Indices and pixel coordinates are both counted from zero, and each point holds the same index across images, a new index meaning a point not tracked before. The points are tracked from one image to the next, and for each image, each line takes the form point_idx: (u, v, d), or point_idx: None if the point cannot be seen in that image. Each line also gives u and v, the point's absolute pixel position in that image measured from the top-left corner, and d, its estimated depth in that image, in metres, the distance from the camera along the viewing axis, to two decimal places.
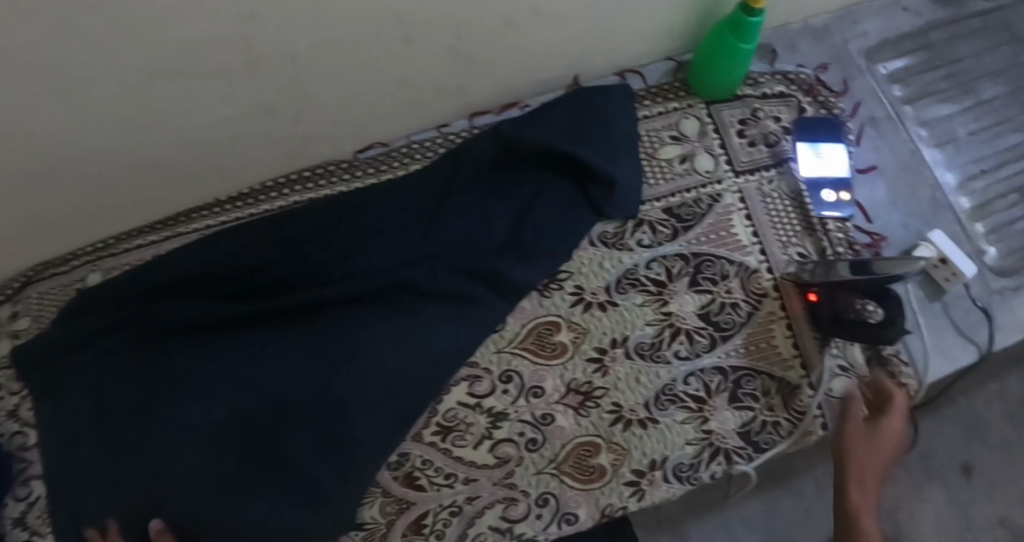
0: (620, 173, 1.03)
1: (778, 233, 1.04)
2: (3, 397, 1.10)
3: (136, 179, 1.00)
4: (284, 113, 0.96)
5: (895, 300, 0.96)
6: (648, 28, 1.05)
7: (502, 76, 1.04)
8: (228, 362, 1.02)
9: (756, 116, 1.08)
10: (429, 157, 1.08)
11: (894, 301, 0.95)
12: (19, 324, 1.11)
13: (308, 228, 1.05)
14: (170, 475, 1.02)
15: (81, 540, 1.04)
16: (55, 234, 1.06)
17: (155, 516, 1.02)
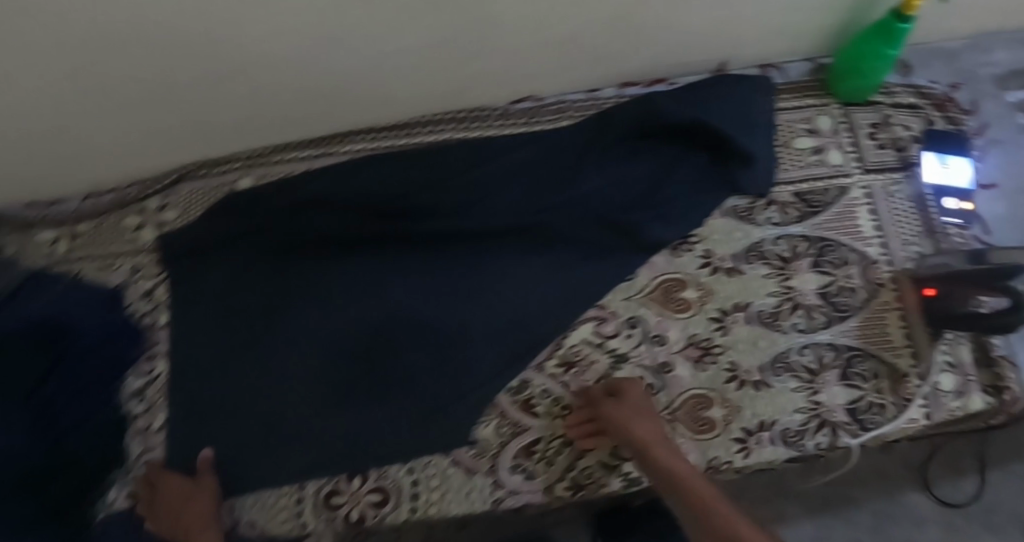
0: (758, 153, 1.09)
1: (900, 230, 1.09)
2: (139, 280, 1.16)
3: (306, 93, 1.08)
4: (455, 54, 1.04)
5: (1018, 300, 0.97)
6: (799, 27, 1.11)
7: (657, 50, 1.11)
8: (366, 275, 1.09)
9: (887, 122, 1.14)
10: (578, 115, 1.14)
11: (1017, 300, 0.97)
12: (166, 215, 1.18)
13: (455, 163, 1.10)
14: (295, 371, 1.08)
15: (194, 420, 1.09)
16: (219, 134, 1.15)
17: (270, 406, 1.07)
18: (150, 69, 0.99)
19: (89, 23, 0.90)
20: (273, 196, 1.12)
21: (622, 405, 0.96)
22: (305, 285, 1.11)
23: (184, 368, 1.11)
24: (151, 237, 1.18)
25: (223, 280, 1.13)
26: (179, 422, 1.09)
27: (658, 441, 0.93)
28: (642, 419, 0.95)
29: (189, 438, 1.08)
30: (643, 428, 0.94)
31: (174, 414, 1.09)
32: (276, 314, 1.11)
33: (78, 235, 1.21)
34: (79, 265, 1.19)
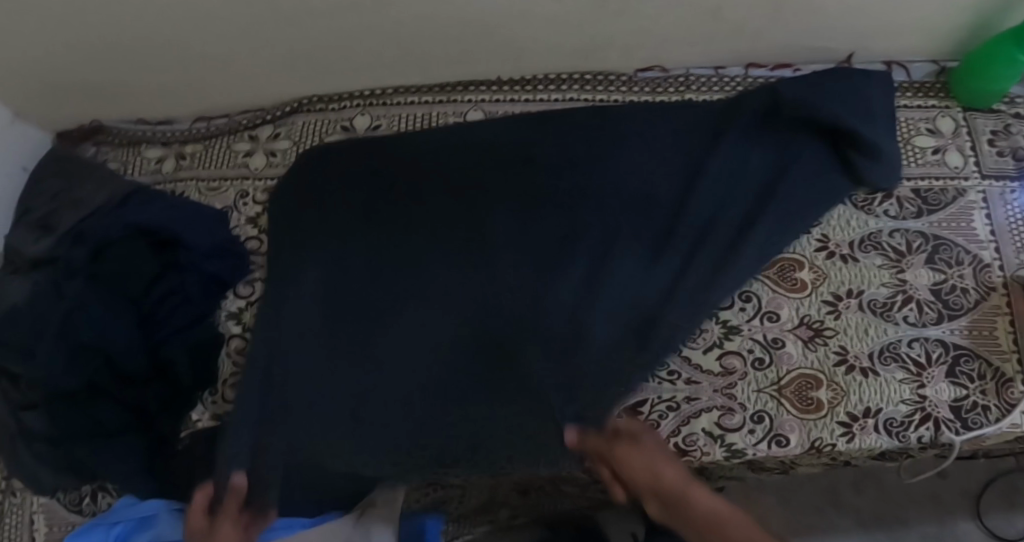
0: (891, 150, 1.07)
1: (1015, 238, 1.09)
2: (245, 205, 1.16)
3: (444, 34, 1.07)
4: (601, 10, 1.04)
5: None
6: (937, 25, 1.12)
7: (793, 32, 1.11)
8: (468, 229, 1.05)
9: (1008, 131, 1.14)
10: (703, 90, 1.15)
11: None
12: (279, 144, 1.18)
13: (574, 127, 1.11)
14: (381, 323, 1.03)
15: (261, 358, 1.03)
16: (343, 68, 1.14)
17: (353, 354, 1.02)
18: None
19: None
20: (399, 142, 1.13)
21: (631, 451, 0.95)
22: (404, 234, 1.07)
23: (274, 305, 1.06)
24: (261, 164, 1.17)
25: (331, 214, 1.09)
26: (263, 361, 1.03)
27: (669, 477, 0.95)
28: (650, 452, 0.95)
29: (272, 380, 1.02)
30: (645, 476, 0.95)
31: (253, 351, 1.03)
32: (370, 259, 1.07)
33: (185, 156, 1.20)
34: (184, 186, 1.18)
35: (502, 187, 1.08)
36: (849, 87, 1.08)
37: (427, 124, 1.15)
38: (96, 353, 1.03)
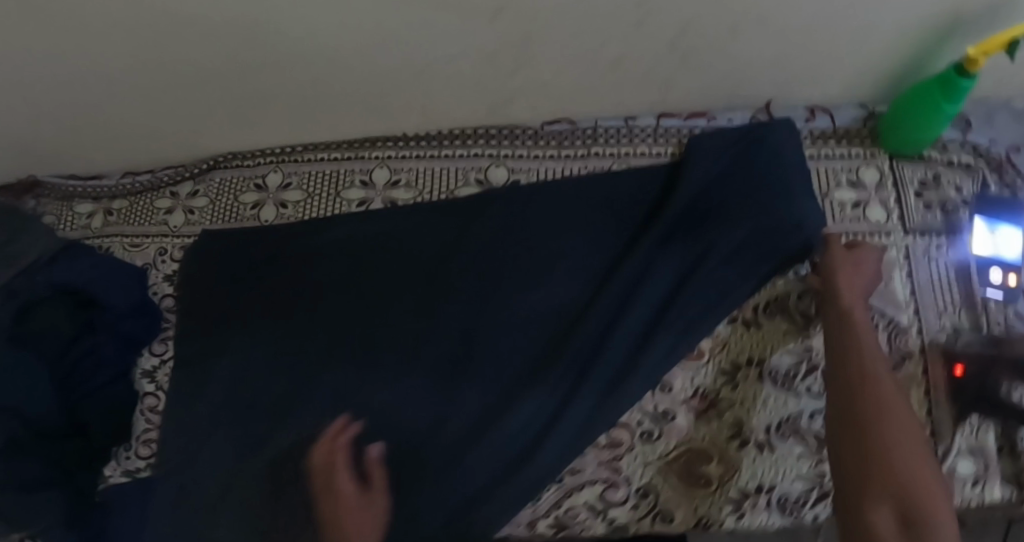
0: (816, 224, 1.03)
1: (936, 299, 1.04)
2: (163, 263, 1.18)
3: (348, 94, 1.08)
4: (501, 67, 1.02)
5: None
6: (860, 69, 1.06)
7: (705, 83, 1.07)
8: (375, 301, 1.09)
9: (937, 180, 1.09)
10: (612, 143, 1.11)
11: None
12: (197, 202, 1.19)
13: (479, 194, 1.11)
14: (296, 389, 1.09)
15: (189, 420, 1.10)
16: (255, 127, 1.15)
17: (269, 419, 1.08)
18: (201, 55, 1.00)
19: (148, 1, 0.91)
20: (317, 214, 1.15)
21: (849, 254, 1.00)
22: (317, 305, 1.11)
23: (197, 375, 1.12)
24: (180, 222, 1.19)
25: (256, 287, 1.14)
26: (187, 425, 1.10)
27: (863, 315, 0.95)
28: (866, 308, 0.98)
29: (193, 447, 1.09)
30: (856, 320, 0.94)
31: (180, 421, 1.10)
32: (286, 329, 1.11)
33: (111, 212, 1.22)
34: (110, 241, 1.20)
35: (417, 267, 1.09)
36: (772, 165, 1.05)
37: (335, 182, 1.15)
38: (22, 426, 1.03)
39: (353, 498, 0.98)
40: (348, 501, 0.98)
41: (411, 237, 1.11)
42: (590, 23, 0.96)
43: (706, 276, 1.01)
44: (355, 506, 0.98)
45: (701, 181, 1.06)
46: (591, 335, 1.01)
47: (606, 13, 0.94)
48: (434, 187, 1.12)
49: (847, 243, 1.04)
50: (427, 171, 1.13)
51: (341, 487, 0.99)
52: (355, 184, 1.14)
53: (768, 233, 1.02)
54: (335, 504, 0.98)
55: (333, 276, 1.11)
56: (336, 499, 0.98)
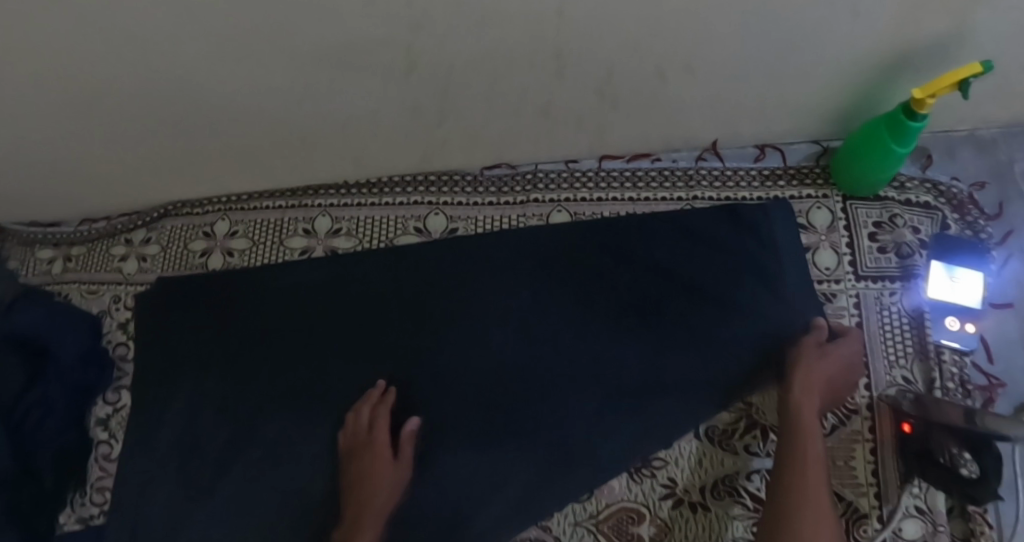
0: (773, 281, 1.02)
1: (887, 350, 0.99)
2: (117, 310, 1.18)
3: (282, 146, 1.07)
4: (428, 116, 1.01)
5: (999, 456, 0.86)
6: (804, 107, 1.01)
7: (643, 126, 1.03)
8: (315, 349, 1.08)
9: (893, 222, 1.04)
10: (552, 189, 1.09)
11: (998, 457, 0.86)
12: (149, 249, 1.20)
13: (418, 245, 1.10)
14: (238, 439, 1.08)
15: (137, 470, 1.10)
16: (197, 177, 1.15)
17: (212, 470, 1.08)
18: (131, 116, 1.01)
19: (61, 67, 0.92)
20: (261, 263, 1.14)
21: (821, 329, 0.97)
22: (258, 353, 1.10)
23: (145, 425, 1.12)
24: (133, 270, 1.20)
25: (203, 335, 1.13)
26: (135, 475, 1.10)
27: (819, 401, 0.91)
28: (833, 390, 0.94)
29: (139, 497, 1.09)
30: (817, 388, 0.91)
31: (128, 471, 1.10)
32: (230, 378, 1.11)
33: (69, 258, 1.23)
34: (69, 288, 1.21)
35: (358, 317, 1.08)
36: (723, 221, 1.06)
37: (278, 230, 1.15)
38: None
39: (386, 453, 0.98)
40: (384, 456, 0.98)
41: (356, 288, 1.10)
42: (508, 70, 0.94)
43: (647, 331, 1.02)
44: (385, 458, 0.98)
45: (656, 234, 1.06)
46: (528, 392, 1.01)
47: (523, 60, 0.92)
48: (373, 236, 1.12)
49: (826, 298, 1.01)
50: (368, 219, 1.12)
51: (379, 446, 0.98)
52: (298, 232, 1.14)
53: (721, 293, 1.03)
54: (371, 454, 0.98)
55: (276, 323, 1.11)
56: (369, 451, 0.98)
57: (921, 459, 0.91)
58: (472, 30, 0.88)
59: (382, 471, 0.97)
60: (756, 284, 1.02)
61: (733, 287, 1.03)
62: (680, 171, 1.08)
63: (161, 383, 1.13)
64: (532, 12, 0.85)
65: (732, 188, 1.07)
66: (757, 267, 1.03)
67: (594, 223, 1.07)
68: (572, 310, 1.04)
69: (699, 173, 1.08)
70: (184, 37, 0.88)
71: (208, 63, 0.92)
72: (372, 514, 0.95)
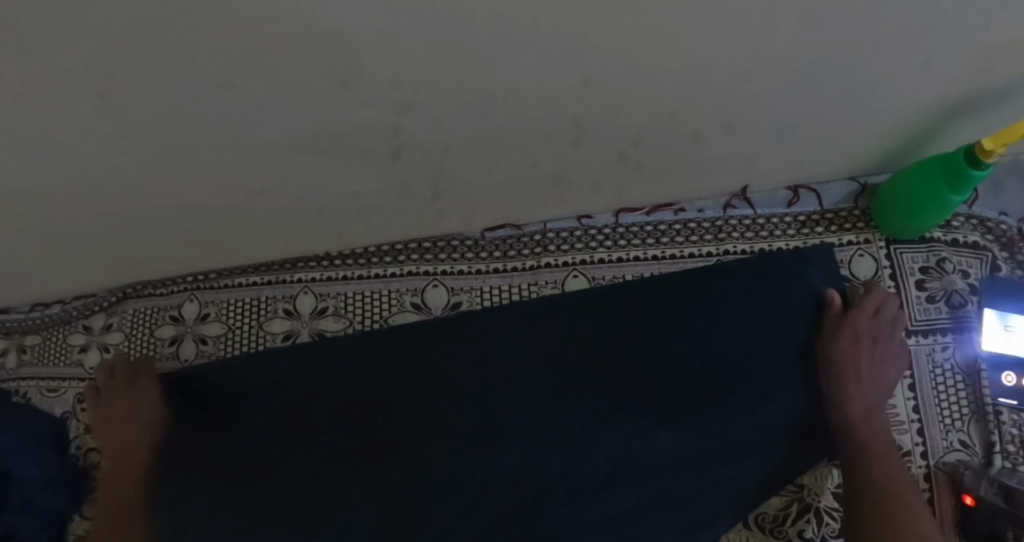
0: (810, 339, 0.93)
1: (942, 414, 0.92)
2: (84, 411, 1.05)
3: (252, 229, 0.94)
4: (421, 192, 0.88)
5: None
6: (845, 149, 0.91)
7: (665, 183, 0.92)
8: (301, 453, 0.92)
9: (941, 267, 0.95)
10: (565, 250, 0.98)
11: None
12: (111, 337, 1.05)
13: (418, 324, 0.97)
14: None
15: None
16: (153, 262, 1.00)
17: None
18: (69, 215, 0.87)
19: None
20: (240, 351, 1.02)
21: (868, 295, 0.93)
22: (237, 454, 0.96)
23: None
24: (96, 362, 1.05)
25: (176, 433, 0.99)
26: None
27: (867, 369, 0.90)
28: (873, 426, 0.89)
29: None
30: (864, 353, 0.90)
31: None
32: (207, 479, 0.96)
33: (25, 348, 1.07)
34: (27, 386, 1.06)
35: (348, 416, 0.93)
36: (764, 276, 0.94)
37: (256, 312, 1.02)
38: None
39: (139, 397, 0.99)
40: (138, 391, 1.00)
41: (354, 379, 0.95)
42: (515, 144, 0.81)
43: (682, 423, 0.91)
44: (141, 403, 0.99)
45: (687, 294, 0.94)
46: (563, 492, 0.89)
47: (533, 133, 0.79)
48: (365, 315, 1.00)
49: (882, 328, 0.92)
50: (358, 296, 1.00)
51: (138, 399, 1.00)
52: (279, 314, 1.01)
53: (762, 358, 0.92)
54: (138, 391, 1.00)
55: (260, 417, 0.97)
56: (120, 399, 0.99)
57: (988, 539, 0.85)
58: (474, 107, 0.75)
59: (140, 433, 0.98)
60: (795, 346, 0.93)
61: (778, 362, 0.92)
62: (708, 222, 0.97)
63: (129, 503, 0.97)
64: (545, 87, 0.72)
65: (765, 238, 0.97)
66: (794, 319, 0.93)
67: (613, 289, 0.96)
68: (599, 398, 0.92)
69: (728, 224, 0.97)
70: (129, 136, 0.74)
71: (157, 160, 0.78)
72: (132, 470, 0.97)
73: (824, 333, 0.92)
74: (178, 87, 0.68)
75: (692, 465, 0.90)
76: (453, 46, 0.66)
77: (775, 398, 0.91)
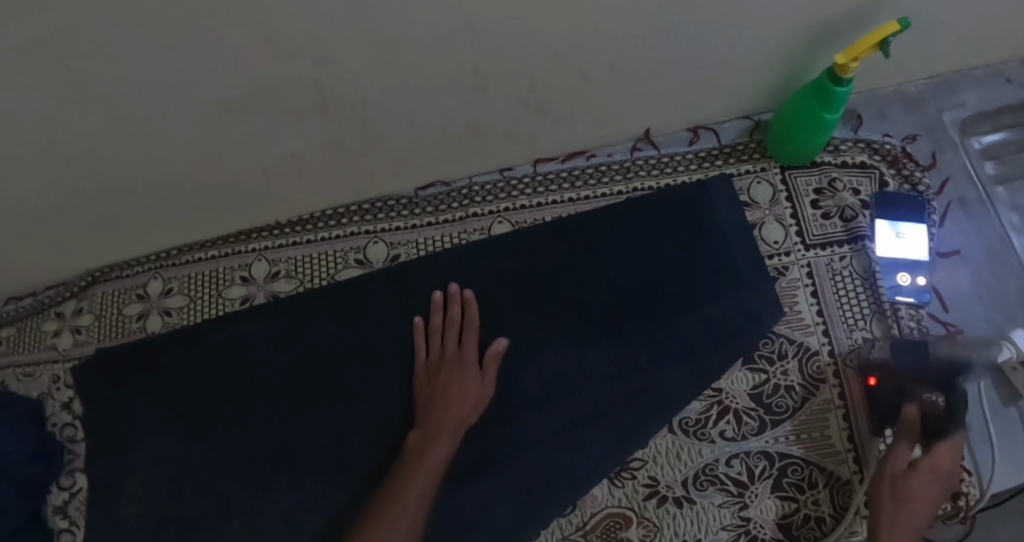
0: (719, 254, 1.02)
1: (845, 315, 0.99)
2: (59, 390, 1.11)
3: (206, 200, 1.04)
4: (352, 149, 0.99)
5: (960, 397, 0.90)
6: (730, 86, 1.02)
7: (573, 130, 1.04)
8: (282, 391, 1.04)
9: (833, 187, 1.03)
10: (490, 201, 1.07)
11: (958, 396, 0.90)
12: (82, 319, 1.13)
13: (361, 276, 1.07)
14: (203, 495, 1.03)
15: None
16: (119, 241, 1.09)
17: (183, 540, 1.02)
18: (35, 195, 0.96)
19: None
20: (201, 318, 1.10)
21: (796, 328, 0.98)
22: (210, 402, 1.06)
23: (103, 508, 1.05)
24: (69, 344, 1.13)
25: (153, 392, 1.08)
26: None
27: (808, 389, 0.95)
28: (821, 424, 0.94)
29: None
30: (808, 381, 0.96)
31: None
32: (190, 427, 1.06)
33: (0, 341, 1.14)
34: (2, 374, 1.13)
35: (312, 359, 1.05)
36: (672, 204, 1.04)
37: (214, 282, 1.10)
38: None
39: (471, 374, 0.97)
40: (469, 378, 0.97)
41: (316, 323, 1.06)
42: (426, 94, 0.92)
43: (609, 339, 1.00)
44: (470, 380, 0.97)
45: (605, 225, 1.04)
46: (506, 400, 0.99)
47: (441, 83, 0.91)
48: (312, 275, 1.08)
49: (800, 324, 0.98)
50: (306, 258, 1.09)
51: (160, 377, 1.08)
52: (235, 281, 1.10)
53: (676, 276, 1.01)
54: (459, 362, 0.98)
55: (230, 367, 1.06)
56: (448, 375, 0.97)
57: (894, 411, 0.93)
58: (383, 59, 0.86)
59: (460, 406, 0.95)
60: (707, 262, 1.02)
61: (687, 279, 1.01)
62: (617, 164, 1.07)
63: (121, 453, 1.07)
64: (440, 35, 0.84)
65: (671, 174, 1.06)
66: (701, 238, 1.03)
67: (537, 230, 1.05)
68: (532, 323, 1.01)
69: (636, 164, 1.06)
70: (85, 108, 0.84)
71: (110, 130, 0.88)
72: (446, 436, 0.94)
73: (734, 245, 1.02)
74: (125, 56, 0.78)
75: (621, 374, 0.98)
76: (350, 1, 0.77)
77: (688, 310, 1.00)
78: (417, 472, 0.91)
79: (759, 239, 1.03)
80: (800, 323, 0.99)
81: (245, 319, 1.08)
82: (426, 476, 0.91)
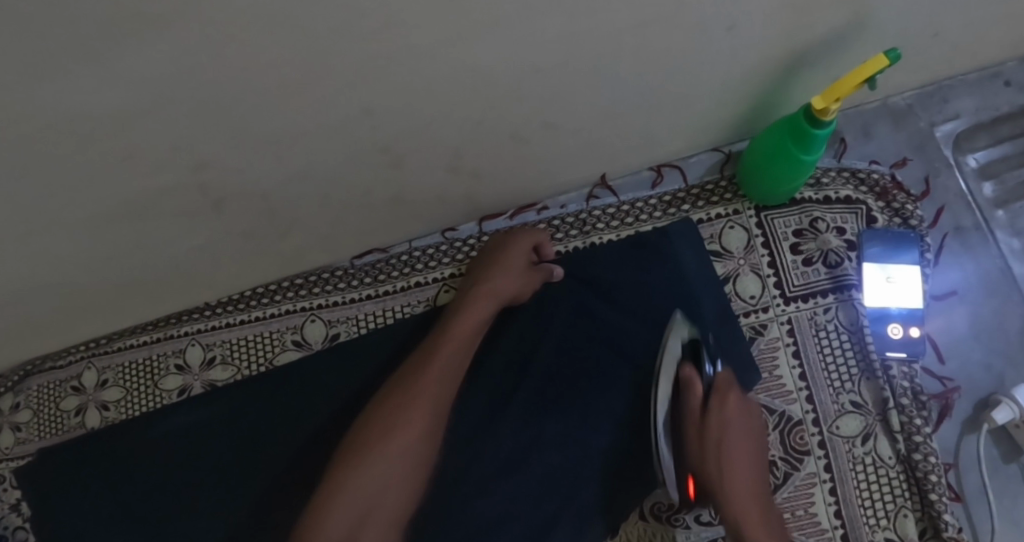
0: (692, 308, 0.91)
1: (830, 377, 0.90)
2: (5, 490, 1.04)
3: (121, 296, 0.94)
4: (265, 235, 0.88)
5: (941, 482, 0.85)
6: (690, 123, 0.89)
7: (513, 186, 0.92)
8: (233, 482, 0.96)
9: (815, 228, 0.92)
10: (434, 266, 0.98)
11: (940, 482, 0.85)
12: (20, 415, 1.06)
13: (304, 359, 0.98)
14: None
15: None
16: (41, 339, 1.00)
17: None
18: None
19: None
20: (140, 411, 1.02)
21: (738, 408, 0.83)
22: (159, 497, 0.97)
23: None
24: (10, 443, 1.06)
25: (95, 494, 0.99)
26: None
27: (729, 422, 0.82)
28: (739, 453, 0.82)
29: None
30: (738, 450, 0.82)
31: None
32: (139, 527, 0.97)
33: None
34: None
35: (257, 445, 0.97)
36: (634, 254, 0.94)
37: (151, 371, 1.03)
38: None
39: (507, 267, 0.90)
40: (504, 273, 0.89)
41: (258, 410, 0.98)
42: (336, 179, 0.81)
43: (564, 414, 0.91)
44: (509, 270, 0.90)
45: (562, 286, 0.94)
46: (464, 492, 0.89)
47: (349, 167, 0.79)
48: (251, 360, 1.00)
49: (771, 418, 0.89)
50: (242, 340, 1.01)
51: (99, 478, 0.99)
52: (171, 370, 1.02)
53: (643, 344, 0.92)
54: (500, 255, 0.90)
55: (172, 459, 0.98)
56: (487, 262, 0.90)
57: (873, 487, 0.87)
58: (273, 154, 0.74)
59: (500, 280, 0.89)
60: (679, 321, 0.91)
61: (650, 347, 0.91)
62: (571, 216, 0.96)
63: None
64: (330, 125, 0.71)
65: (632, 224, 0.95)
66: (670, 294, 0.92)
67: None
68: (487, 405, 0.92)
69: (593, 216, 0.96)
70: None
71: None
72: (471, 317, 0.87)
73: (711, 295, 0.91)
74: None
75: (580, 453, 0.90)
76: (211, 106, 0.65)
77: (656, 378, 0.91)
78: (446, 345, 0.86)
79: (723, 293, 0.92)
80: (780, 389, 0.90)
81: (185, 409, 1.00)
82: (451, 350, 0.86)
